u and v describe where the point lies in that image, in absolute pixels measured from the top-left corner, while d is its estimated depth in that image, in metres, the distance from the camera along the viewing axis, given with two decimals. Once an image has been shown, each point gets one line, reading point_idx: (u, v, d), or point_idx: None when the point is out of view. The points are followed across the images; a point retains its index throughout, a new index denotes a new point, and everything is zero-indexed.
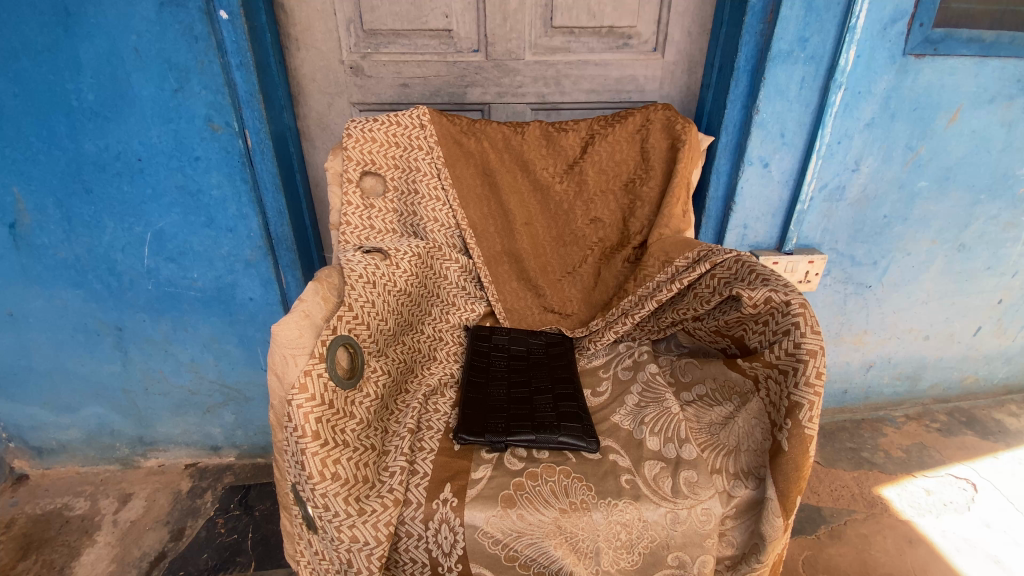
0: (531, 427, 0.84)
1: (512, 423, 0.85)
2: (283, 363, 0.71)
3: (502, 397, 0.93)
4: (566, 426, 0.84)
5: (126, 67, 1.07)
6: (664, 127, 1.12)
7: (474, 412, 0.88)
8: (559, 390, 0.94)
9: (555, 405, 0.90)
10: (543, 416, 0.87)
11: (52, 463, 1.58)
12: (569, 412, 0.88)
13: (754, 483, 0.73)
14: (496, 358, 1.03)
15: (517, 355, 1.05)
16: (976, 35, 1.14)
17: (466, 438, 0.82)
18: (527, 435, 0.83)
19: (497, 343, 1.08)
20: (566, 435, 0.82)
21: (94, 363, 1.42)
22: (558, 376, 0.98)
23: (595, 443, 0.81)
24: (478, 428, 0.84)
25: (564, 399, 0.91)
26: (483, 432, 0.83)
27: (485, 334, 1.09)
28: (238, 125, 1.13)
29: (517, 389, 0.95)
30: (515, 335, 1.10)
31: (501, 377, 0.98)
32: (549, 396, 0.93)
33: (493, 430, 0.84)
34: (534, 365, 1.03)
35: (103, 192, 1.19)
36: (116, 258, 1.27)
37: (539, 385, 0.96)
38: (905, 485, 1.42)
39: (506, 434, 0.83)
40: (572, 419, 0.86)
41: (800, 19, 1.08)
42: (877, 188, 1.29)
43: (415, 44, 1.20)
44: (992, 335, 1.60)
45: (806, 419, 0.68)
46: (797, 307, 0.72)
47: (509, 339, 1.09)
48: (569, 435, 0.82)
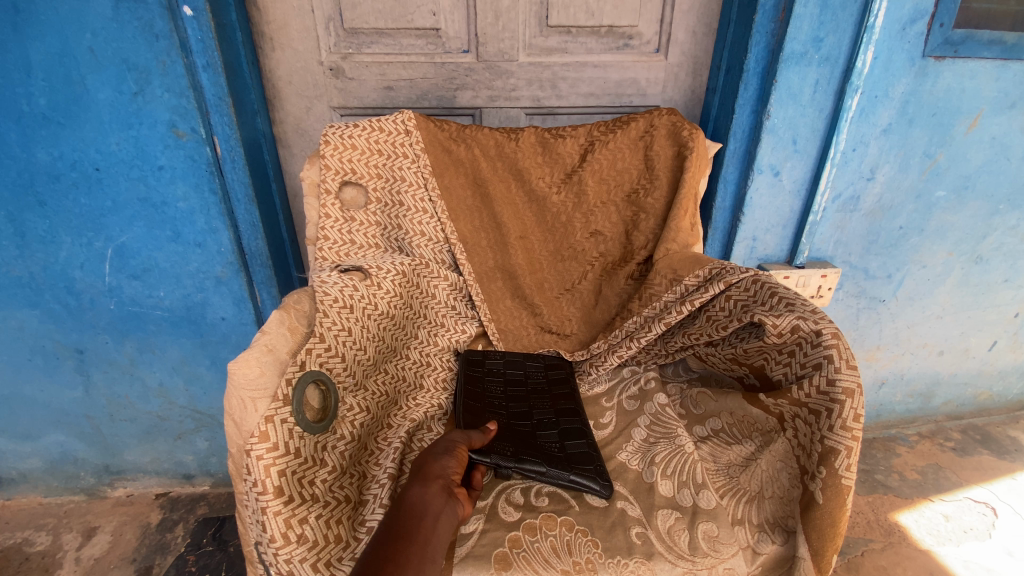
0: (542, 459, 0.76)
1: (519, 450, 0.77)
2: (242, 409, 0.62)
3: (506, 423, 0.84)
4: (579, 466, 0.75)
5: (81, 68, 0.98)
6: (669, 133, 1.03)
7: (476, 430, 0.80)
8: (566, 422, 0.85)
9: (563, 442, 0.81)
10: (552, 453, 0.78)
11: (12, 494, 1.47)
12: (580, 450, 0.79)
13: (782, 537, 0.65)
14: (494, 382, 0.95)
15: (514, 379, 0.96)
16: (997, 37, 1.07)
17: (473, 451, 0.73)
18: (539, 467, 0.74)
19: (492, 366, 0.99)
20: (578, 475, 0.74)
21: (54, 388, 1.31)
22: (563, 407, 0.89)
23: (607, 488, 0.72)
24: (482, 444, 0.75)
25: (574, 434, 0.82)
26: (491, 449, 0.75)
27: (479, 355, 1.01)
28: (206, 131, 1.03)
29: (520, 417, 0.86)
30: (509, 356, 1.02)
31: (502, 402, 0.90)
32: (557, 429, 0.84)
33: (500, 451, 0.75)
34: (535, 391, 0.94)
35: (59, 205, 1.09)
36: (74, 276, 1.16)
37: (542, 415, 0.87)
38: (922, 510, 1.34)
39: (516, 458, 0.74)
40: (583, 459, 0.77)
41: (815, 18, 1.00)
42: (893, 197, 1.22)
43: (400, 44, 1.11)
44: (1008, 350, 1.53)
45: (843, 467, 0.60)
46: (829, 337, 0.64)
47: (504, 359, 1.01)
48: (584, 475, 0.74)
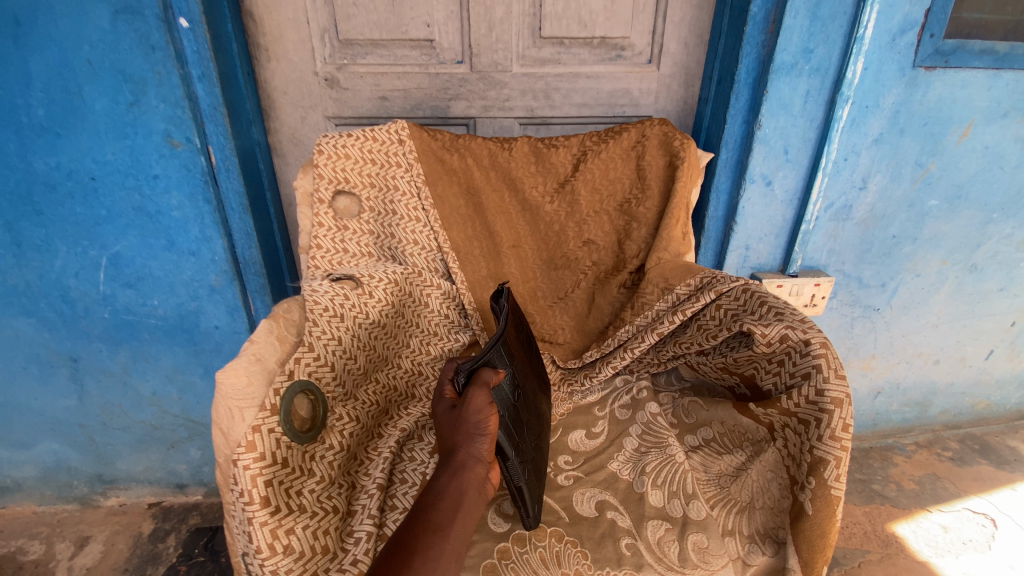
0: (520, 454, 0.65)
1: (513, 416, 0.66)
2: (228, 418, 0.63)
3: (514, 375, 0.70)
4: (534, 488, 0.67)
5: (77, 79, 0.98)
6: (661, 143, 1.04)
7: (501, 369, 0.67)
8: (539, 421, 0.76)
9: (533, 441, 0.71)
10: (527, 447, 0.68)
11: (5, 503, 1.47)
12: (537, 465, 0.71)
13: (772, 548, 0.65)
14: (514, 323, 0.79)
15: (524, 332, 0.83)
16: (987, 47, 1.08)
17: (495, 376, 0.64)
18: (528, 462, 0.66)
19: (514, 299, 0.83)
20: (535, 491, 0.67)
21: (47, 397, 1.31)
22: (539, 398, 0.80)
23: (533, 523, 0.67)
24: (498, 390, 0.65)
25: (540, 439, 0.74)
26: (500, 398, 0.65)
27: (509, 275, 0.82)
28: (201, 141, 1.04)
29: (523, 377, 0.74)
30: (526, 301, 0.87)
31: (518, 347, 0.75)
32: (535, 421, 0.74)
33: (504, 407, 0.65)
34: (531, 359, 0.82)
35: (54, 214, 1.09)
36: (69, 284, 1.17)
37: (530, 390, 0.76)
38: (920, 521, 1.33)
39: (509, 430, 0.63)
40: (538, 482, 0.69)
41: (805, 29, 1.01)
42: (886, 206, 1.22)
43: (395, 55, 1.12)
44: (1005, 359, 1.52)
45: (832, 478, 0.60)
46: (818, 347, 0.63)
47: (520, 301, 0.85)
48: (531, 507, 0.66)
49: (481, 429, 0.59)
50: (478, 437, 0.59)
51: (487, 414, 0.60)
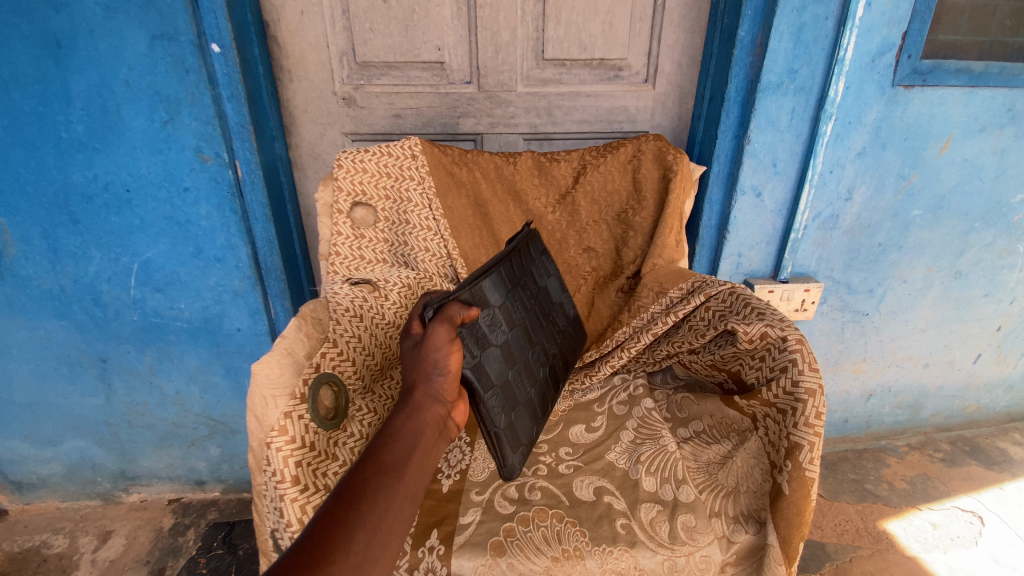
0: (495, 398, 0.73)
1: (492, 363, 0.74)
2: (263, 405, 0.70)
3: (495, 320, 0.77)
4: (513, 436, 0.75)
5: (117, 99, 1.07)
6: (656, 157, 1.11)
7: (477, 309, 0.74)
8: (535, 375, 0.84)
9: (520, 391, 0.79)
10: (506, 394, 0.76)
11: (32, 498, 1.54)
12: (524, 418, 0.78)
13: (754, 528, 0.70)
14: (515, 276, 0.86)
15: (541, 293, 0.93)
16: (963, 67, 1.15)
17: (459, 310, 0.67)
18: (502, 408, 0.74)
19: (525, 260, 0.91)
20: (510, 439, 0.74)
21: (76, 395, 1.39)
22: (547, 355, 0.88)
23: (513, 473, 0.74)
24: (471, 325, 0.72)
25: (532, 392, 0.82)
26: (472, 332, 0.72)
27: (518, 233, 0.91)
28: (229, 156, 1.12)
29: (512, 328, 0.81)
30: (541, 260, 0.97)
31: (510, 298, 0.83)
32: (526, 373, 0.81)
33: (477, 343, 0.72)
34: (542, 319, 0.91)
35: (90, 223, 1.17)
36: (102, 288, 1.25)
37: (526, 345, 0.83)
38: (910, 518, 1.37)
39: (479, 366, 0.70)
40: (519, 431, 0.76)
41: (789, 52, 1.09)
42: (871, 216, 1.29)
43: (408, 76, 1.20)
44: (992, 362, 1.58)
45: (806, 461, 0.66)
46: (794, 343, 0.70)
47: (537, 264, 0.95)
48: (509, 454, 0.74)
49: (439, 367, 0.63)
50: (437, 370, 0.63)
51: (446, 350, 0.64)
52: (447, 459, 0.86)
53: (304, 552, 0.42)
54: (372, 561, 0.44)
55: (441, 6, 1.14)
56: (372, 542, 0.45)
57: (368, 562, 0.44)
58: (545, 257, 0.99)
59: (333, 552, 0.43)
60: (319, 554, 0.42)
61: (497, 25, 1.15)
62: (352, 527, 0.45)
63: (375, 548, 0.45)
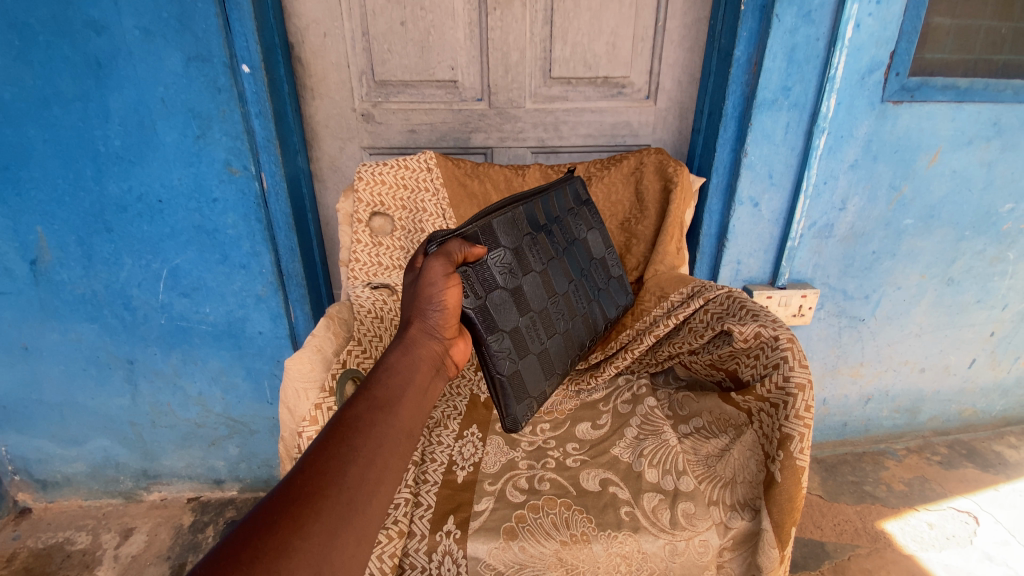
0: (501, 346, 0.80)
1: (500, 310, 0.81)
2: (296, 397, 0.78)
3: (502, 272, 0.83)
4: (518, 386, 0.82)
5: (152, 116, 1.15)
6: (657, 169, 1.17)
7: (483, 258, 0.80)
8: (550, 328, 0.90)
9: (531, 344, 0.86)
10: (514, 344, 0.82)
11: (56, 496, 1.59)
12: (533, 367, 0.85)
13: (750, 514, 0.75)
14: (529, 232, 0.92)
15: (569, 251, 1.00)
16: (950, 83, 1.21)
17: (459, 249, 0.74)
18: (509, 356, 0.81)
19: (548, 215, 0.98)
20: (515, 386, 0.81)
21: (103, 396, 1.45)
22: (571, 308, 0.95)
23: (514, 422, 0.81)
24: (476, 273, 0.78)
25: (545, 347, 0.88)
26: (477, 280, 0.78)
27: (535, 192, 0.96)
28: (255, 168, 1.19)
29: (523, 280, 0.87)
30: (573, 215, 1.05)
31: (522, 253, 0.88)
32: (538, 328, 0.88)
33: (483, 292, 0.79)
34: (569, 274, 0.98)
35: (123, 231, 1.25)
36: (132, 293, 1.31)
37: (539, 300, 0.89)
38: (908, 518, 1.41)
39: (482, 312, 0.77)
40: (526, 382, 0.83)
41: (783, 70, 1.15)
42: (864, 225, 1.34)
43: (423, 93, 1.28)
44: (987, 367, 1.62)
45: (797, 450, 0.71)
46: (785, 341, 0.76)
47: (569, 218, 1.03)
48: (512, 403, 0.81)
49: (434, 303, 0.68)
50: (432, 306, 0.68)
51: (440, 283, 0.69)
52: (462, 452, 0.90)
53: (294, 487, 0.42)
54: (367, 495, 0.45)
55: (455, 28, 1.21)
56: (366, 477, 0.46)
57: (362, 496, 0.45)
58: (581, 212, 1.08)
59: (325, 487, 0.43)
60: (312, 488, 0.43)
61: (507, 46, 1.23)
62: (344, 464, 0.45)
63: (369, 483, 0.46)
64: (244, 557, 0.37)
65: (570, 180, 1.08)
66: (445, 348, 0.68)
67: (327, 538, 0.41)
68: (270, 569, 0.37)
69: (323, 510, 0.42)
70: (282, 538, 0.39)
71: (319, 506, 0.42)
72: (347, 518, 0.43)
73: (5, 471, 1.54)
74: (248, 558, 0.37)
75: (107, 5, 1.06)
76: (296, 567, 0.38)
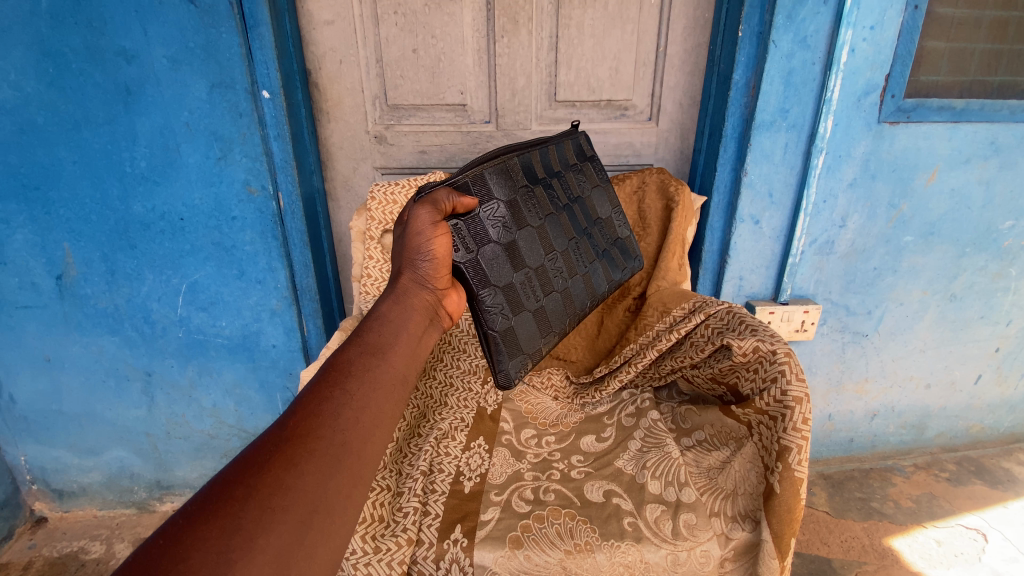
0: (494, 302, 0.84)
1: (493, 266, 0.84)
2: None
3: (496, 226, 0.85)
4: (510, 343, 0.86)
5: (177, 138, 1.21)
6: (659, 188, 1.21)
7: (474, 212, 0.83)
8: (546, 286, 0.91)
9: (526, 301, 0.88)
10: (506, 301, 0.85)
11: (71, 506, 1.63)
12: (527, 323, 0.88)
13: (751, 526, 0.77)
14: (526, 185, 0.91)
15: (570, 206, 0.99)
16: (945, 104, 1.25)
17: (445, 200, 0.77)
18: (501, 311, 0.85)
19: (547, 168, 0.97)
20: (506, 343, 0.85)
21: (121, 407, 1.49)
22: (569, 265, 0.96)
23: (505, 378, 0.86)
24: (467, 226, 0.81)
25: (541, 305, 0.90)
26: (469, 234, 0.81)
27: (534, 143, 0.96)
28: (273, 188, 1.25)
29: (518, 235, 0.88)
30: (575, 171, 1.04)
31: (518, 206, 0.89)
32: (534, 284, 0.89)
33: (474, 246, 0.82)
34: (569, 230, 0.97)
35: (146, 247, 1.30)
36: (152, 307, 1.36)
37: (536, 256, 0.90)
38: (915, 535, 1.41)
39: (473, 267, 0.81)
40: (519, 339, 0.87)
41: (780, 93, 1.19)
42: (864, 241, 1.37)
43: (433, 116, 1.33)
44: (993, 384, 1.62)
45: (795, 462, 0.73)
46: (782, 356, 0.79)
47: (571, 174, 1.02)
48: (505, 359, 0.86)
49: (422, 253, 0.73)
50: (421, 255, 0.73)
51: (428, 231, 0.74)
52: (469, 463, 0.93)
53: (287, 431, 0.48)
54: (357, 439, 0.51)
55: (464, 55, 1.27)
56: (355, 422, 0.51)
57: (352, 439, 0.50)
58: (585, 168, 1.06)
59: (316, 431, 0.49)
60: (306, 429, 0.48)
61: (514, 71, 1.28)
62: (338, 406, 0.51)
63: (359, 428, 0.51)
64: (241, 492, 0.43)
65: (572, 134, 1.07)
66: (437, 298, 0.74)
67: (319, 477, 0.46)
68: (265, 503, 0.43)
69: (314, 452, 0.47)
70: (276, 476, 0.45)
71: (310, 448, 0.47)
72: (337, 460, 0.48)
73: (23, 480, 1.58)
74: (244, 492, 0.43)
75: (138, 35, 1.12)
76: (289, 502, 0.44)
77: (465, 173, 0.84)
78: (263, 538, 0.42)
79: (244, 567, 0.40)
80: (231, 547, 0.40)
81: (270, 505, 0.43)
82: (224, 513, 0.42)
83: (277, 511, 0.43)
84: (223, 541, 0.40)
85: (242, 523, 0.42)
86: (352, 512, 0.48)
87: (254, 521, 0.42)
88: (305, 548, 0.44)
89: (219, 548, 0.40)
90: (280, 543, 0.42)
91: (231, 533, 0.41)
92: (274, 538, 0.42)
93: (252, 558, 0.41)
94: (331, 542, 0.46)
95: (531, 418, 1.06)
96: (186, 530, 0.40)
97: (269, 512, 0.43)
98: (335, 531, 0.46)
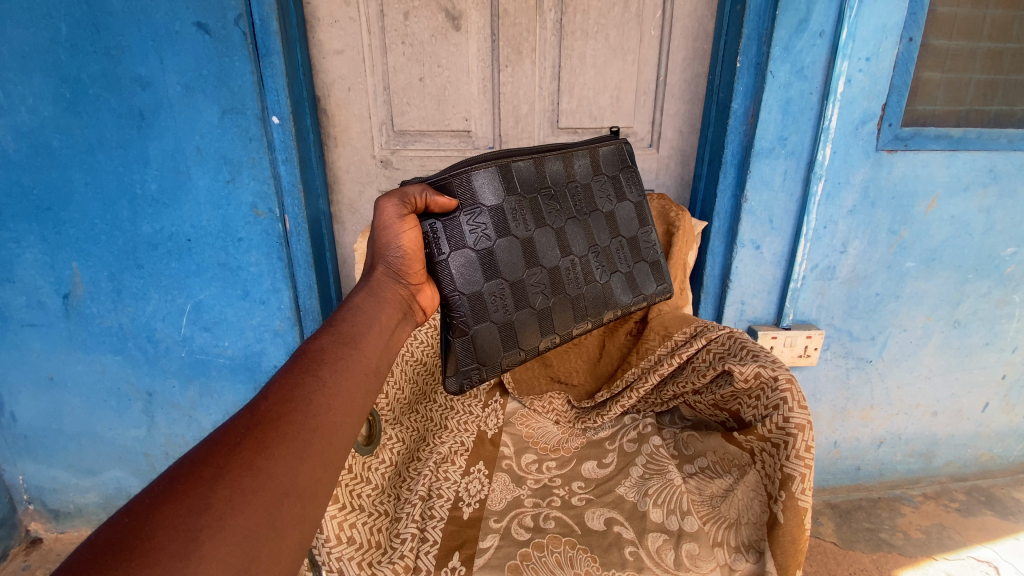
0: (457, 308, 0.86)
1: (462, 272, 0.85)
2: None
3: (475, 232, 0.86)
4: (468, 351, 0.87)
5: (188, 162, 1.23)
6: (659, 214, 1.23)
7: (454, 214, 0.85)
8: (520, 299, 0.90)
9: (492, 313, 0.88)
10: (470, 309, 0.86)
11: (66, 527, 1.61)
12: (490, 335, 0.88)
13: (755, 556, 0.75)
14: (522, 196, 0.91)
15: (572, 219, 0.97)
16: (942, 133, 1.26)
17: (418, 196, 0.81)
18: (464, 321, 0.86)
19: (557, 180, 0.96)
20: (462, 351, 0.87)
21: (121, 426, 1.49)
22: (554, 280, 0.94)
23: (455, 384, 0.88)
24: (442, 227, 0.84)
25: (509, 320, 0.90)
26: (443, 235, 0.84)
27: (544, 151, 0.96)
28: (280, 211, 1.27)
29: (498, 243, 0.88)
30: (600, 183, 1.02)
31: (505, 215, 0.89)
32: (507, 297, 0.89)
33: (446, 249, 0.84)
34: (562, 244, 0.95)
35: (153, 268, 1.32)
36: (156, 326, 1.37)
37: (514, 269, 0.90)
38: (926, 568, 1.37)
39: (438, 269, 0.85)
40: (477, 350, 0.87)
41: (778, 122, 1.22)
42: (865, 267, 1.37)
43: (438, 142, 1.36)
44: (1002, 412, 1.60)
45: (799, 491, 0.72)
46: (784, 383, 0.79)
47: (592, 186, 1.00)
48: (457, 365, 0.87)
49: (392, 249, 0.79)
50: (390, 252, 0.79)
51: (395, 226, 0.79)
52: (468, 489, 0.92)
53: (257, 415, 0.49)
54: (328, 424, 0.52)
55: (469, 83, 1.30)
56: (327, 409, 0.53)
57: (324, 425, 0.52)
58: (615, 179, 1.03)
59: (287, 416, 0.50)
60: (278, 412, 0.50)
61: (517, 99, 1.32)
62: (311, 391, 0.53)
63: (330, 416, 0.53)
64: (211, 473, 0.44)
65: (613, 142, 1.05)
66: (411, 293, 0.81)
67: (290, 460, 0.48)
68: (235, 484, 0.44)
69: (285, 436, 0.48)
70: (246, 458, 0.46)
71: (282, 432, 0.49)
72: (308, 443, 0.50)
73: (20, 500, 1.56)
74: (214, 474, 0.44)
75: (154, 63, 1.16)
76: (260, 483, 0.45)
77: (455, 174, 0.86)
78: (233, 518, 0.42)
79: (212, 546, 0.40)
80: (200, 526, 0.40)
81: (238, 486, 0.44)
82: (193, 493, 0.42)
83: (247, 491, 0.44)
84: (191, 520, 0.40)
85: (212, 504, 0.42)
86: (321, 497, 0.49)
87: (224, 501, 0.42)
88: (275, 531, 0.44)
89: (187, 526, 0.40)
90: (251, 525, 0.43)
91: (200, 512, 0.41)
92: (245, 519, 0.43)
93: (222, 538, 0.41)
94: (299, 528, 0.46)
95: (532, 443, 1.05)
96: (151, 509, 0.40)
97: (240, 493, 0.43)
98: (305, 515, 0.47)
